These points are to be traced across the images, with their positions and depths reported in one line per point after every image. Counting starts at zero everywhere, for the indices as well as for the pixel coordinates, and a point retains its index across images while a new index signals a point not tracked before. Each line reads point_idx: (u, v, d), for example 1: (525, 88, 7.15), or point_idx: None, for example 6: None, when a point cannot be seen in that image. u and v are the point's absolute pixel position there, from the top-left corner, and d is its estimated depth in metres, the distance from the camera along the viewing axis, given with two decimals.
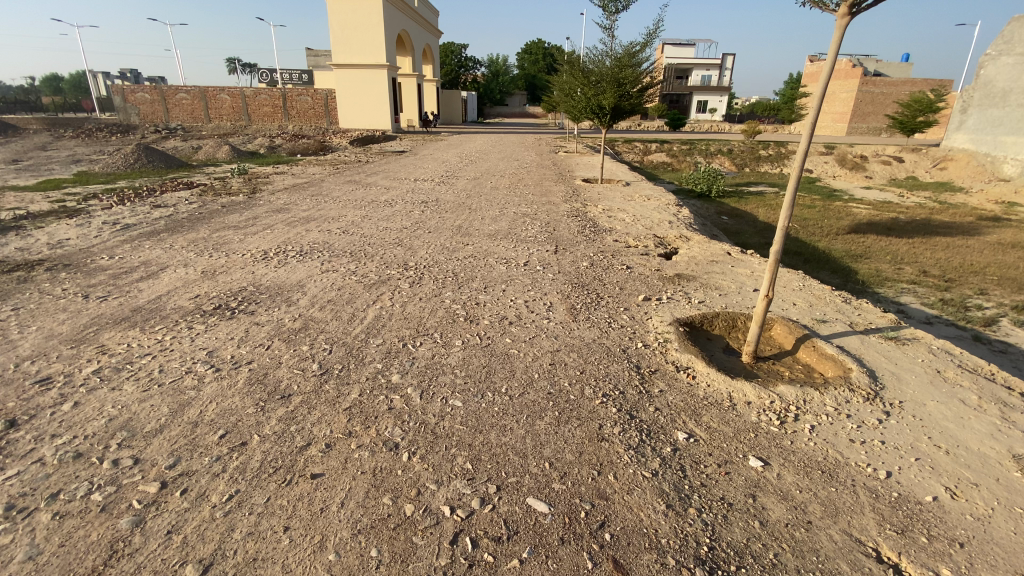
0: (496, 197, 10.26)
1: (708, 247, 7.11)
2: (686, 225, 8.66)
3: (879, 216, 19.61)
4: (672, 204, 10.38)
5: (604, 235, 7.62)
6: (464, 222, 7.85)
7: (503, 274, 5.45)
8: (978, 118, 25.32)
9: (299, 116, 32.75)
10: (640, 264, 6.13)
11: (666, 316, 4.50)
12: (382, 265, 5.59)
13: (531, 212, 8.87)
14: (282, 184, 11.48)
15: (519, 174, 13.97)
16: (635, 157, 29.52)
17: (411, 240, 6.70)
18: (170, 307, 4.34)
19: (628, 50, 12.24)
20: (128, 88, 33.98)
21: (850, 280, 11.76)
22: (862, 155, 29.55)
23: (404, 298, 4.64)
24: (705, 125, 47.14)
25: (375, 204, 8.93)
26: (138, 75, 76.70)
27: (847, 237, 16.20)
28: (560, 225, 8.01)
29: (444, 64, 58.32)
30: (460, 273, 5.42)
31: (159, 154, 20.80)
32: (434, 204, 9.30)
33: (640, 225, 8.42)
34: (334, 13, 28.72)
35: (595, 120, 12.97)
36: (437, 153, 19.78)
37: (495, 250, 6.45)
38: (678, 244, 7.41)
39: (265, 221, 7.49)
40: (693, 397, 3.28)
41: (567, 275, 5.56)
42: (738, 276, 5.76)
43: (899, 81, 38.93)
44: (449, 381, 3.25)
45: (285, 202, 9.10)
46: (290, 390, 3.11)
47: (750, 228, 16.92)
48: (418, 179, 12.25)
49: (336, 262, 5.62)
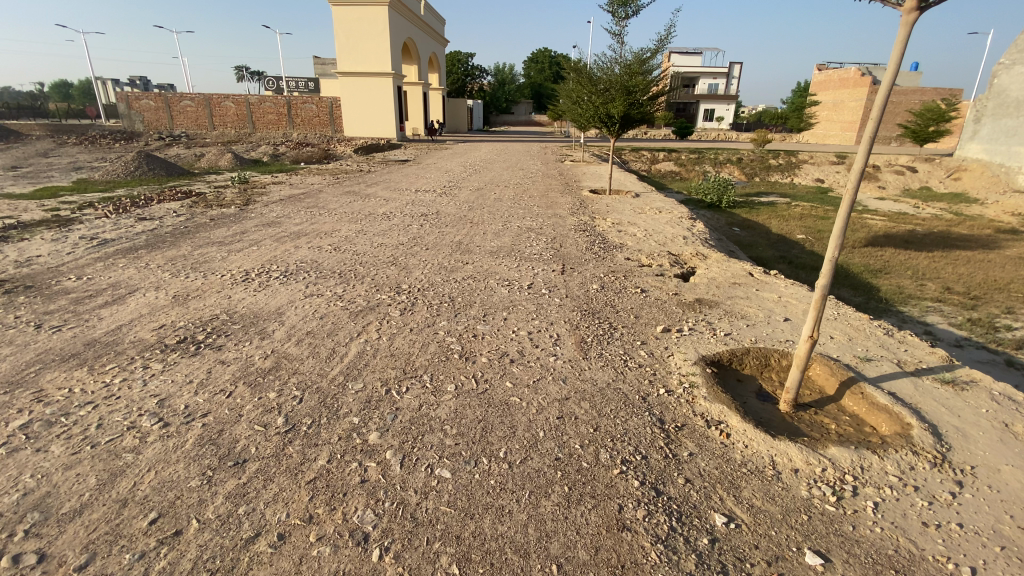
0: (499, 209, 9.78)
1: (729, 267, 6.57)
2: (700, 241, 8.14)
3: (895, 227, 19.00)
4: (685, 217, 9.86)
5: (614, 253, 7.10)
6: (464, 238, 7.35)
7: (505, 299, 4.94)
8: (990, 128, 24.65)
9: (304, 123, 32.55)
10: (656, 287, 5.60)
11: (689, 352, 3.97)
12: (372, 287, 5.10)
13: (537, 226, 8.38)
14: (278, 194, 11.08)
15: (523, 184, 13.52)
16: (643, 165, 29.06)
17: (406, 258, 6.21)
18: (129, 341, 3.87)
19: (639, 58, 11.80)
20: (133, 95, 33.90)
21: (869, 296, 11.16)
22: (874, 165, 28.94)
23: (392, 328, 4.13)
24: (712, 133, 46.67)
25: (371, 217, 8.49)
26: (148, 82, 77.38)
27: (863, 250, 15.59)
28: (566, 241, 7.50)
29: (451, 73, 58.33)
30: (457, 297, 4.91)
31: (160, 161, 20.53)
32: (434, 217, 8.84)
33: (652, 241, 7.90)
34: (340, 21, 28.59)
35: (603, 128, 12.48)
36: (441, 162, 19.41)
37: (497, 269, 5.95)
38: (694, 263, 6.87)
39: (253, 237, 7.04)
40: (729, 463, 2.73)
41: (576, 300, 5.04)
42: (766, 303, 5.21)
43: (907, 90, 38.36)
44: (437, 442, 2.72)
45: (277, 214, 8.66)
46: (245, 455, 2.61)
47: (764, 240, 16.35)
48: (420, 190, 11.82)
49: (322, 284, 5.14)
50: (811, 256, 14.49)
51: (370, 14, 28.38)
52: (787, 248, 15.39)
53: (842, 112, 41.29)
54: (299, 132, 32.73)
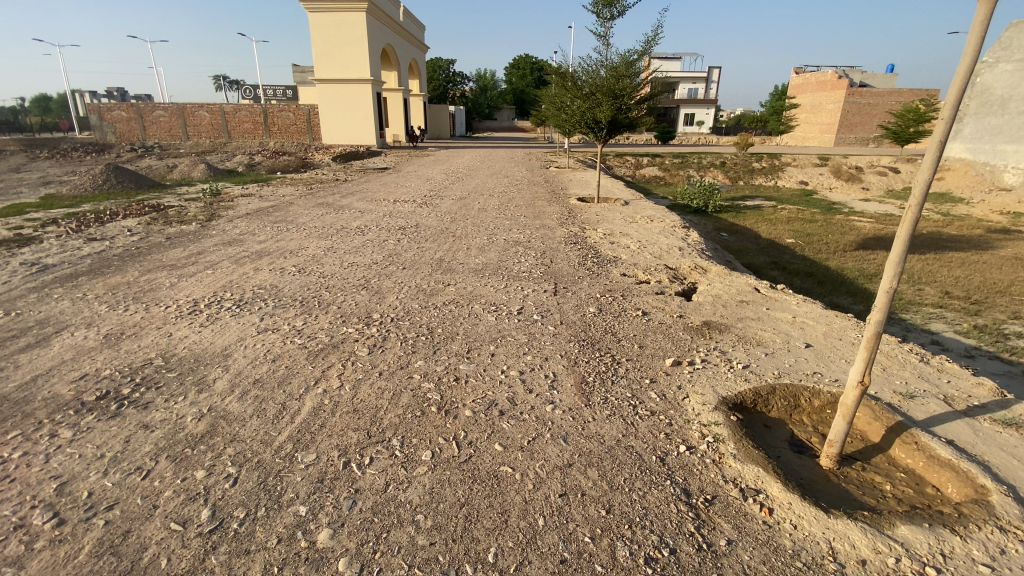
0: (484, 221, 9.19)
1: (735, 283, 6.06)
2: (698, 253, 7.64)
3: (883, 229, 18.86)
4: (678, 226, 9.37)
5: (609, 268, 6.55)
6: (446, 255, 6.74)
7: (491, 329, 4.32)
8: (973, 126, 24.54)
9: (282, 132, 31.66)
10: (659, 309, 5.05)
11: (708, 392, 3.40)
12: (339, 318, 4.46)
13: (524, 239, 7.80)
14: (246, 208, 10.35)
15: (508, 193, 12.95)
16: (628, 171, 28.74)
17: (381, 280, 5.58)
18: (36, 398, 3.17)
19: (625, 60, 11.35)
20: (102, 105, 32.66)
21: (869, 304, 10.80)
22: (857, 167, 28.99)
23: (358, 371, 3.50)
24: (694, 137, 46.84)
25: (345, 232, 7.83)
26: (123, 93, 75.77)
27: (855, 254, 15.33)
28: (557, 256, 6.93)
29: (432, 80, 57.73)
30: (437, 327, 4.30)
31: (130, 173, 19.55)
32: (414, 230, 8.23)
33: (647, 253, 7.38)
34: (317, 27, 27.85)
35: (589, 134, 11.98)
36: (423, 170, 18.75)
37: (482, 291, 5.34)
38: (695, 278, 6.34)
39: (210, 259, 6.34)
40: (779, 556, 2.16)
41: (571, 327, 4.44)
42: (781, 326, 4.70)
43: (884, 92, 38.77)
44: (407, 543, 2.10)
45: (243, 231, 7.95)
46: (153, 572, 1.97)
47: (755, 245, 16.01)
48: (399, 201, 11.17)
49: (283, 316, 4.49)
50: (805, 261, 14.14)
51: (347, 19, 27.71)
52: (780, 253, 15.04)
53: (821, 114, 41.57)
54: (276, 141, 31.81)
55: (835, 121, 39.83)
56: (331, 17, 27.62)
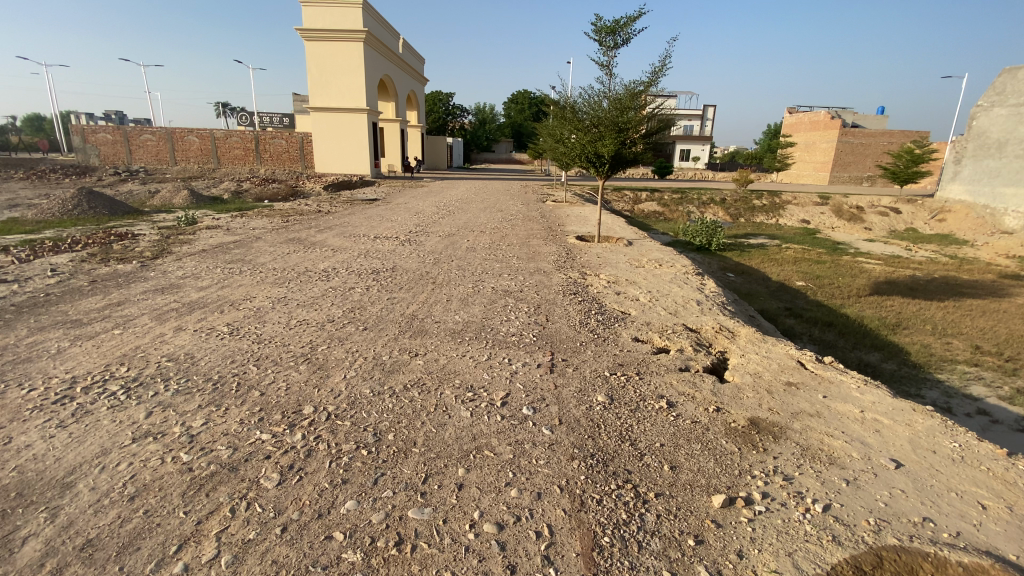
0: (470, 263, 8.07)
1: (775, 355, 4.92)
2: (719, 310, 6.52)
3: (894, 273, 17.96)
4: (690, 273, 8.29)
5: (618, 329, 5.39)
6: (420, 308, 5.57)
7: (465, 433, 3.13)
8: (972, 168, 24.27)
9: (272, 159, 30.87)
10: (687, 397, 3.87)
11: (785, 572, 2.23)
12: (254, 414, 3.26)
13: (515, 289, 6.64)
14: (204, 242, 9.17)
15: (501, 229, 11.92)
16: (625, 206, 28.00)
17: (330, 347, 4.38)
18: None
19: (630, 91, 10.47)
20: (89, 128, 31.82)
21: (899, 362, 9.65)
22: (858, 206, 28.39)
23: (250, 526, 2.30)
24: (689, 173, 46.74)
25: (305, 277, 6.68)
26: (125, 117, 76.47)
27: (870, 300, 14.31)
28: (553, 311, 5.79)
29: (432, 112, 57.86)
30: (386, 432, 3.09)
31: (104, 199, 18.47)
32: (389, 274, 7.08)
33: (660, 308, 6.27)
34: (312, 56, 27.33)
35: (590, 169, 11.02)
36: (412, 202, 17.79)
37: (457, 364, 4.12)
38: (722, 347, 5.18)
39: (127, 313, 5.15)
40: None
41: (573, 431, 3.25)
42: (851, 431, 3.55)
43: (877, 132, 38.76)
44: None
45: (185, 273, 6.78)
46: None
47: (763, 288, 14.98)
48: (379, 237, 10.08)
49: (179, 409, 3.30)
50: (819, 308, 13.08)
51: (344, 49, 27.32)
52: (791, 298, 13.99)
53: (815, 153, 41.52)
54: (266, 167, 30.99)
55: (829, 160, 39.70)
56: (327, 46, 27.20)
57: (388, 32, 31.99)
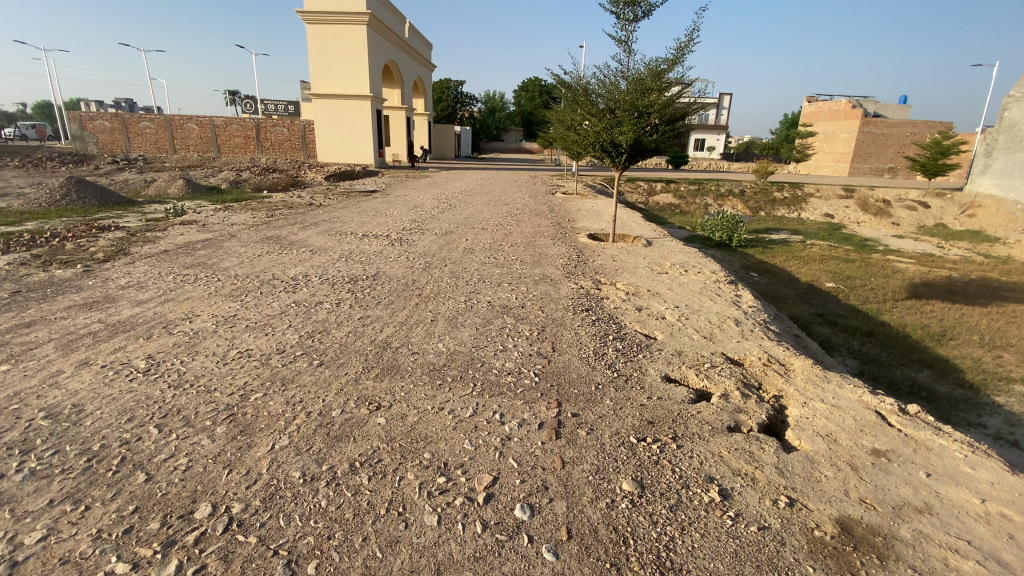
0: (466, 268, 7.02)
1: (847, 406, 3.81)
2: (764, 332, 5.38)
3: (929, 273, 16.61)
4: (721, 281, 7.18)
5: (642, 361, 4.30)
6: (396, 332, 4.49)
7: (425, 564, 2.08)
8: (1004, 161, 22.68)
9: (273, 148, 29.91)
10: (744, 479, 2.80)
11: None
12: (121, 522, 2.25)
13: (516, 304, 5.56)
14: (171, 241, 8.20)
15: (506, 226, 10.87)
16: (639, 198, 26.79)
17: (267, 395, 3.35)
18: None
19: (652, 70, 9.22)
20: (87, 116, 31.08)
21: (954, 381, 8.44)
22: (884, 200, 26.84)
23: None
24: (704, 164, 45.31)
25: (270, 287, 5.66)
26: (135, 105, 76.62)
27: (908, 305, 13.02)
28: (562, 335, 4.71)
29: (440, 101, 56.68)
30: (305, 560, 2.06)
31: (95, 188, 17.58)
32: (368, 283, 6.03)
33: (691, 330, 5.17)
34: (313, 40, 26.23)
35: (605, 159, 9.88)
36: (413, 194, 16.75)
37: (430, 424, 3.06)
38: (775, 388, 4.08)
39: (33, 339, 4.16)
40: None
41: (586, 553, 2.19)
42: (982, 542, 2.47)
43: (899, 122, 36.88)
44: None
45: (130, 281, 5.80)
46: None
47: (790, 290, 13.78)
48: (368, 235, 9.05)
49: (18, 511, 2.30)
50: (855, 315, 11.86)
51: (346, 33, 26.16)
52: (822, 302, 12.83)
53: (834, 143, 39.73)
54: (267, 157, 30.05)
55: (848, 151, 37.93)
56: (329, 29, 26.04)
57: (393, 16, 30.77)
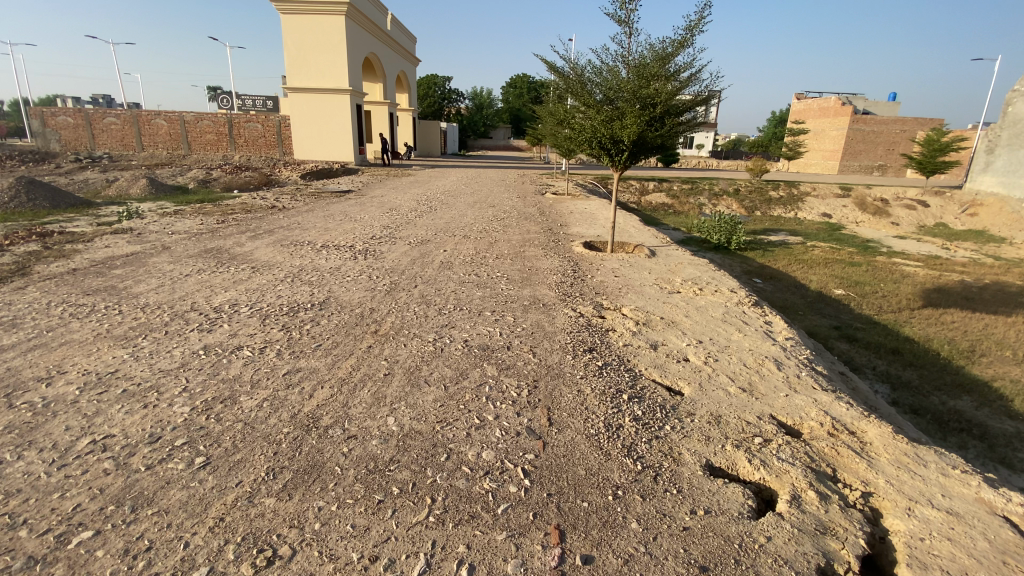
0: (442, 290, 5.80)
1: (967, 514, 2.67)
2: (815, 379, 4.23)
3: (937, 277, 15.69)
4: (743, 304, 6.03)
5: (672, 438, 3.10)
6: (329, 399, 3.23)
7: None
8: (1007, 158, 22.00)
9: (248, 145, 27.98)
10: None
11: None
12: None
13: (500, 343, 4.35)
14: (90, 256, 6.84)
15: (491, 232, 9.67)
16: (631, 197, 25.76)
17: (101, 537, 2.09)
18: None
19: (657, 54, 8.02)
20: (46, 111, 29.73)
21: (999, 411, 7.40)
22: (882, 199, 26.00)
23: None
24: (695, 162, 44.54)
25: (185, 324, 4.37)
26: (111, 99, 74.14)
27: (926, 314, 12.02)
28: (560, 395, 3.51)
29: (427, 97, 55.39)
30: None
31: (47, 189, 15.94)
32: (311, 315, 4.76)
33: (724, 380, 4.00)
34: (290, 32, 24.76)
35: (603, 157, 8.72)
36: (391, 195, 15.50)
37: None
38: (858, 480, 2.93)
39: None
40: None
41: None
42: None
43: (888, 119, 36.15)
44: None
45: (3, 317, 4.46)
46: None
47: (799, 299, 12.75)
48: (329, 246, 7.78)
49: None
50: (873, 328, 10.83)
51: (323, 23, 24.68)
52: (835, 313, 11.79)
53: (824, 140, 39.00)
54: (242, 154, 28.18)
55: (837, 149, 37.19)
56: (306, 18, 24.52)
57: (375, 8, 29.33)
